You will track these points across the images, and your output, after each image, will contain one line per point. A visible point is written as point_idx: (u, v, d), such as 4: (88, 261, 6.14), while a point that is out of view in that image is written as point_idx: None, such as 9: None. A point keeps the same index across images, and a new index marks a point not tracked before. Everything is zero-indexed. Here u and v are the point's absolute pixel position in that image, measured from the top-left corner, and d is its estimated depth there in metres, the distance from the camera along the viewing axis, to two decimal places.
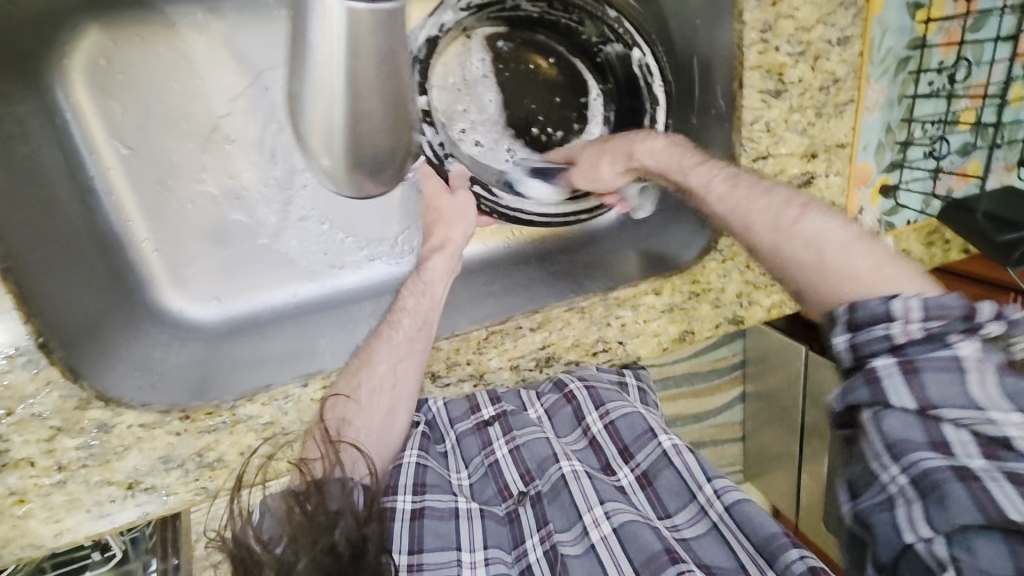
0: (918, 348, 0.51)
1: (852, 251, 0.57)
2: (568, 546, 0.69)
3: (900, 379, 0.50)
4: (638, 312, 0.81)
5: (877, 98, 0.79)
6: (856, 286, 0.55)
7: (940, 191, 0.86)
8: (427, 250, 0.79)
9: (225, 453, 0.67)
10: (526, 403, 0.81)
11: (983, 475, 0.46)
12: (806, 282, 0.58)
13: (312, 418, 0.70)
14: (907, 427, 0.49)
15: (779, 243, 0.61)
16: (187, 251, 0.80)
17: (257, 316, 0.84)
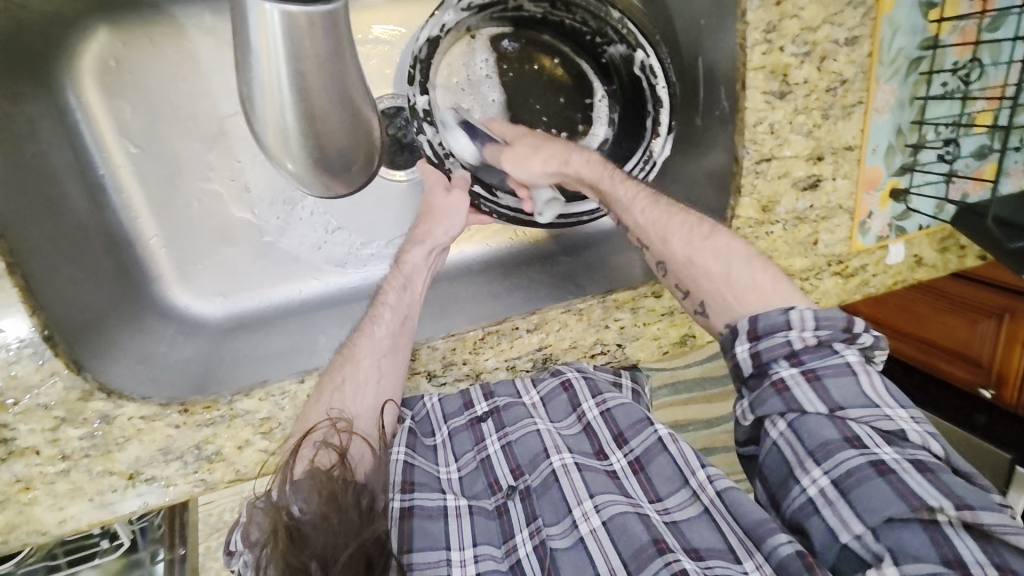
0: (812, 355, 0.59)
1: (755, 267, 0.65)
2: (556, 540, 0.67)
3: (803, 389, 0.58)
4: (637, 315, 0.81)
5: (888, 99, 0.77)
6: (753, 295, 0.63)
7: (954, 196, 0.83)
8: (407, 244, 0.79)
9: (223, 447, 0.68)
10: (522, 391, 0.80)
11: (895, 465, 0.53)
12: (711, 294, 0.66)
13: (300, 417, 0.69)
14: (822, 428, 0.57)
15: (693, 252, 0.67)
16: (193, 249, 0.82)
17: (261, 311, 0.85)
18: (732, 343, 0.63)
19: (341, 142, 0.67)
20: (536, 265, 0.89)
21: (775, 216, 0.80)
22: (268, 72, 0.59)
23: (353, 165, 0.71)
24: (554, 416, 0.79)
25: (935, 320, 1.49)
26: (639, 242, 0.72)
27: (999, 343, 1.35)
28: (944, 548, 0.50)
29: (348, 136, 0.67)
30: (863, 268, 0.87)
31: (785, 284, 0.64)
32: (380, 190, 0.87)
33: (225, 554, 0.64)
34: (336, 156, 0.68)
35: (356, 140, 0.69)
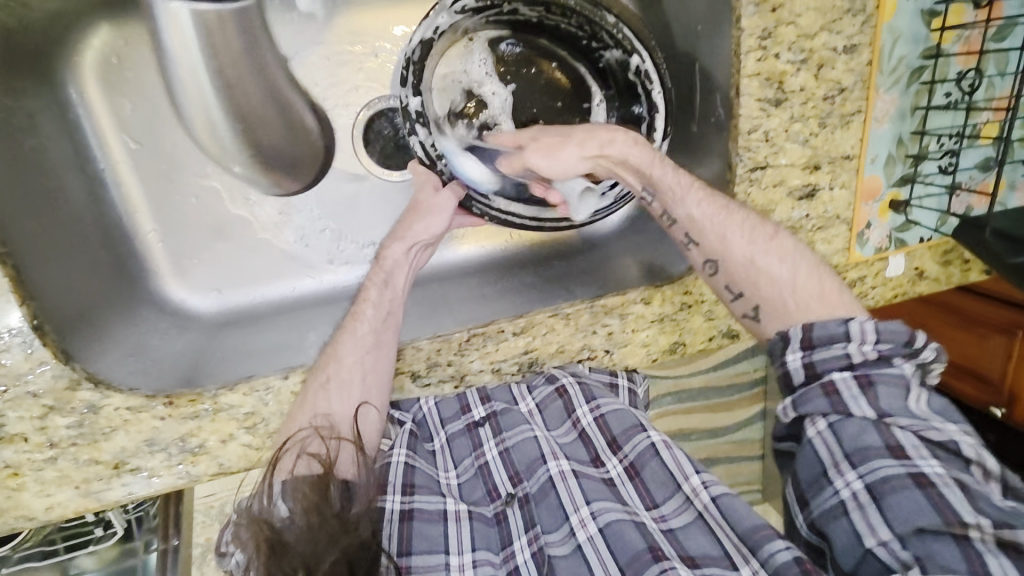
0: (870, 366, 0.59)
1: (817, 274, 0.66)
2: (554, 547, 0.69)
3: (853, 398, 0.58)
4: (626, 322, 0.80)
5: (887, 109, 0.75)
6: (808, 300, 0.64)
7: (957, 209, 0.81)
8: (388, 239, 0.80)
9: (207, 440, 0.69)
10: (518, 397, 0.81)
11: (936, 480, 0.54)
12: (763, 296, 0.66)
13: (287, 417, 0.70)
14: (863, 434, 0.57)
15: (754, 257, 0.67)
16: (190, 243, 0.83)
17: (255, 307, 0.86)
18: (781, 353, 0.62)
19: (281, 139, 0.72)
20: (530, 269, 0.89)
21: (770, 225, 0.78)
22: (187, 70, 0.63)
23: (298, 166, 0.76)
24: (550, 420, 0.79)
25: (946, 336, 1.46)
26: (686, 235, 0.70)
27: (1010, 359, 1.31)
28: (973, 562, 0.50)
29: (285, 134, 0.72)
30: (862, 279, 0.85)
31: (834, 293, 0.65)
32: (376, 190, 0.88)
33: (217, 554, 0.67)
34: (280, 150, 0.72)
35: (293, 141, 0.73)
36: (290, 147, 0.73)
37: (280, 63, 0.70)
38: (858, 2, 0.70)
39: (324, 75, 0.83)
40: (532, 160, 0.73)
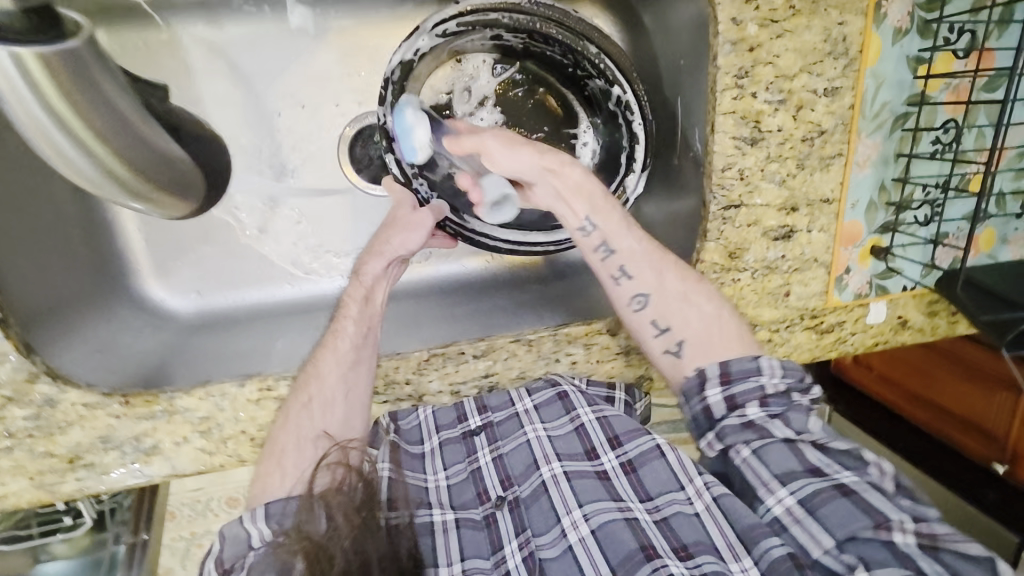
0: (778, 400, 0.65)
1: (730, 314, 0.70)
2: (545, 550, 0.69)
3: (769, 425, 0.64)
4: (590, 352, 0.79)
5: (869, 154, 0.74)
6: (721, 344, 0.68)
7: (941, 260, 0.79)
8: (367, 255, 0.77)
9: (161, 441, 0.70)
10: (515, 399, 0.80)
11: (855, 487, 0.59)
12: (692, 335, 0.69)
13: (270, 435, 0.69)
14: (787, 460, 0.62)
15: (682, 293, 0.70)
16: (173, 246, 0.85)
17: (232, 312, 0.87)
18: (702, 389, 0.66)
19: (166, 169, 0.68)
20: (505, 290, 0.90)
21: (743, 263, 0.78)
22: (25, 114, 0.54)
23: (181, 187, 0.72)
24: (546, 420, 0.78)
25: (947, 385, 1.41)
26: (620, 269, 0.71)
27: (1014, 416, 1.26)
28: (905, 561, 0.54)
29: (159, 163, 0.67)
30: (840, 324, 0.83)
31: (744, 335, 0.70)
32: (356, 203, 0.89)
33: None
34: (169, 175, 0.69)
35: (166, 164, 0.68)
36: (161, 165, 0.67)
37: (120, 90, 0.61)
38: (842, 45, 0.69)
39: (313, 89, 0.84)
40: (490, 149, 0.67)
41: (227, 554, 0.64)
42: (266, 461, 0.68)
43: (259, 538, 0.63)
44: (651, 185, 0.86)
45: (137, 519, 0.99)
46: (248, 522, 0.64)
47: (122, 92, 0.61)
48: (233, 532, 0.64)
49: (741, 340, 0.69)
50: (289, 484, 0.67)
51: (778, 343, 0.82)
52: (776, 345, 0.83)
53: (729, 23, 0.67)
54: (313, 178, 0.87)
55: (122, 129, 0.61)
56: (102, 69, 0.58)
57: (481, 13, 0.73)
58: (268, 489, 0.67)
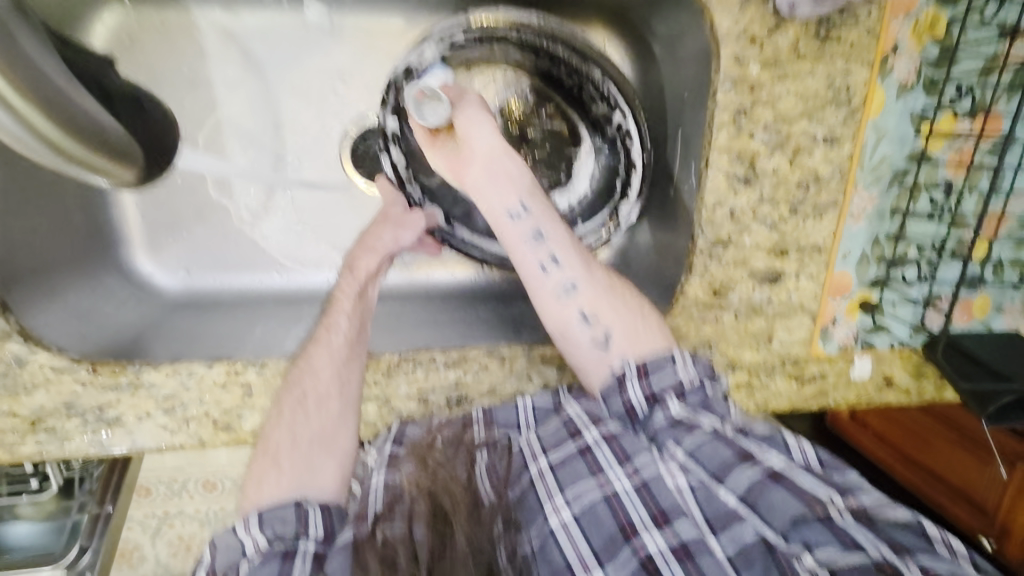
0: (694, 392, 0.66)
1: (650, 318, 0.71)
2: (529, 543, 0.64)
3: (694, 418, 0.65)
4: (563, 373, 0.79)
5: (864, 206, 0.73)
6: (645, 336, 0.69)
7: (931, 323, 0.78)
8: (357, 249, 0.77)
9: (123, 414, 0.71)
10: (523, 424, 0.74)
11: (783, 470, 0.58)
12: (617, 325, 0.69)
13: (262, 434, 0.65)
14: (716, 451, 0.61)
15: (604, 292, 0.70)
16: (168, 223, 0.87)
17: (217, 294, 0.88)
18: (621, 387, 0.68)
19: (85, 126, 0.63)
20: (491, 302, 0.89)
21: (726, 302, 0.77)
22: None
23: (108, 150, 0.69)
24: (541, 427, 0.73)
25: (941, 450, 1.36)
26: (550, 257, 0.70)
27: (1005, 493, 1.23)
28: (843, 536, 0.52)
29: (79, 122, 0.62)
30: (823, 375, 0.81)
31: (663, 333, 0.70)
32: (352, 200, 0.90)
33: None
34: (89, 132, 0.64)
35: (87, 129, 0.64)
36: (89, 129, 0.64)
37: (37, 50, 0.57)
38: (845, 94, 0.69)
39: (322, 84, 0.85)
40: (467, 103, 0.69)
41: (218, 566, 0.56)
42: (258, 460, 0.63)
43: (252, 547, 0.56)
44: (646, 213, 0.86)
45: (104, 490, 0.99)
46: (240, 531, 0.57)
47: (45, 60, 0.58)
48: (224, 543, 0.57)
49: (655, 335, 0.69)
50: (283, 483, 0.61)
51: (756, 388, 0.81)
52: (755, 390, 0.81)
53: (731, 61, 0.67)
54: (312, 172, 0.88)
55: (50, 92, 0.56)
56: (27, 38, 0.55)
57: (489, 29, 0.78)
58: (262, 490, 0.61)
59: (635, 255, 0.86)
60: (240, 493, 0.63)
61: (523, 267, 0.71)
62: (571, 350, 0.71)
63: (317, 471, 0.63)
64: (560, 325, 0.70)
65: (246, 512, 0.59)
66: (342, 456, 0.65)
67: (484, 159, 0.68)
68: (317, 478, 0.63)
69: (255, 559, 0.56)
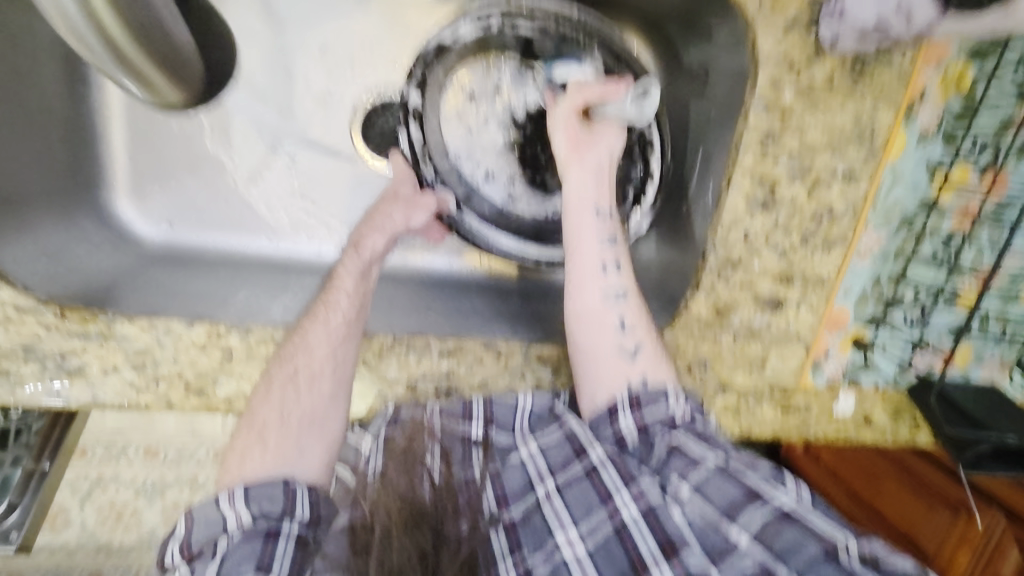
0: (690, 435, 0.65)
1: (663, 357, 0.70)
2: (539, 569, 0.62)
3: (699, 450, 0.64)
4: (558, 375, 0.76)
5: (872, 246, 0.74)
6: (658, 366, 0.69)
7: (918, 365, 0.79)
8: (364, 228, 0.74)
9: (88, 365, 0.65)
10: (521, 437, 0.72)
11: (794, 509, 0.59)
12: (652, 348, 0.69)
13: (248, 407, 0.63)
14: (724, 490, 0.61)
15: (641, 316, 0.70)
16: (158, 168, 0.82)
17: (198, 250, 0.85)
18: (612, 418, 0.68)
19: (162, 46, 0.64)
20: (487, 297, 0.87)
21: (727, 323, 0.77)
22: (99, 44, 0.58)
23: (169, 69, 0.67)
24: (540, 436, 0.72)
25: (893, 493, 1.38)
26: (615, 260, 0.70)
27: (949, 535, 1.26)
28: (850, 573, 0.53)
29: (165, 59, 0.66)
30: (808, 408, 0.82)
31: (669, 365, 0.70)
32: (356, 173, 0.86)
33: (162, 568, 0.57)
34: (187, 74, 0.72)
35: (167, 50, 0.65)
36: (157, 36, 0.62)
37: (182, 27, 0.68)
38: (869, 133, 0.70)
39: (344, 49, 0.82)
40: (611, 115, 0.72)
41: (195, 540, 0.55)
42: (244, 435, 0.61)
43: (236, 523, 0.55)
44: (654, 227, 0.86)
45: (42, 448, 0.93)
46: (222, 504, 0.56)
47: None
48: (203, 516, 0.55)
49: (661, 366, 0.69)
50: (269, 460, 0.59)
51: (744, 412, 0.81)
52: (742, 414, 0.82)
53: (766, 84, 0.67)
54: (318, 134, 0.84)
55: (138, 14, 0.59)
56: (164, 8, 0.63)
57: (526, 15, 0.79)
58: (245, 465, 0.59)
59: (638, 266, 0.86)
60: (219, 467, 0.61)
61: (579, 258, 0.70)
62: (600, 358, 0.69)
63: (304, 452, 0.60)
64: (598, 325, 0.69)
65: (227, 487, 0.58)
66: (329, 437, 0.63)
67: (603, 158, 0.71)
68: (303, 458, 0.60)
69: (235, 535, 0.54)
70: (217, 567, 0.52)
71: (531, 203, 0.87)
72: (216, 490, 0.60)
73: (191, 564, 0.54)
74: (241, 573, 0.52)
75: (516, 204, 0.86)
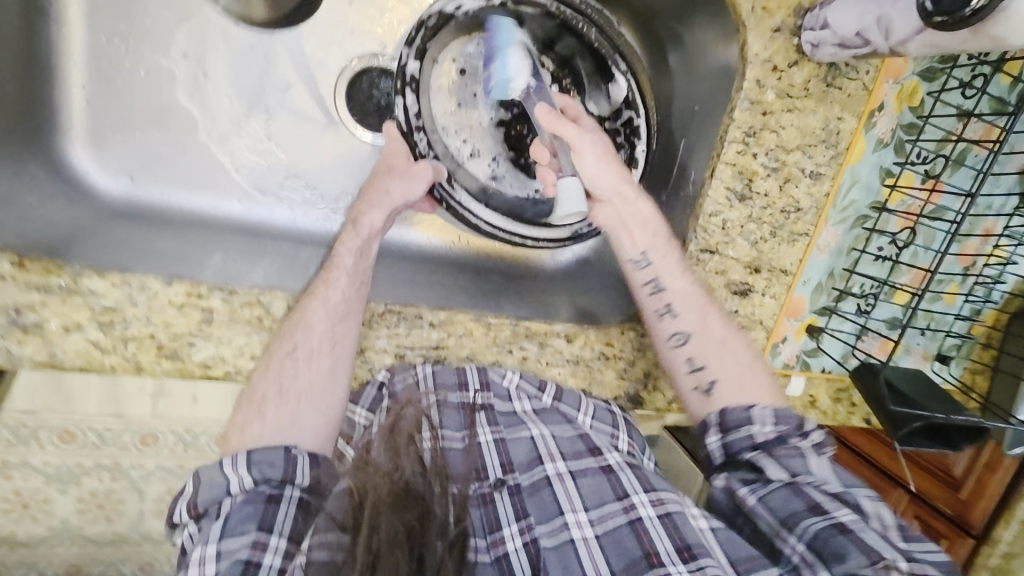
0: (774, 446, 0.64)
1: (754, 371, 0.71)
2: (545, 539, 0.64)
3: (771, 461, 0.63)
4: (544, 351, 0.77)
5: (829, 241, 0.82)
6: (748, 388, 0.69)
7: (859, 351, 0.87)
8: (362, 205, 0.72)
9: (46, 321, 0.59)
10: (528, 419, 0.74)
11: (853, 526, 0.57)
12: (726, 376, 0.70)
13: (248, 383, 0.61)
14: (787, 500, 0.61)
15: (722, 339, 0.72)
16: (121, 118, 0.77)
17: (160, 211, 0.79)
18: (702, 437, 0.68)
19: None
20: (466, 275, 0.88)
21: None
22: None
23: None
24: (550, 425, 0.74)
25: None
26: (667, 306, 0.73)
27: None
28: None
29: None
30: None
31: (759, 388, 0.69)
32: (341, 141, 0.84)
33: (170, 523, 0.57)
34: None
35: None
36: None
37: None
38: (835, 137, 0.77)
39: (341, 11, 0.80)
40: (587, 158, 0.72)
41: (200, 500, 0.53)
42: (244, 409, 0.59)
43: (238, 486, 0.53)
44: None
45: None
46: (226, 467, 0.54)
47: None
48: (206, 477, 0.54)
49: (748, 385, 0.69)
50: (268, 432, 0.57)
51: None
52: None
53: (753, 83, 0.73)
54: (301, 100, 0.81)
55: None
56: None
57: None
58: (245, 436, 0.57)
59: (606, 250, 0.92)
60: (224, 437, 0.60)
61: (642, 303, 0.76)
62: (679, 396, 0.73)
63: (303, 425, 0.59)
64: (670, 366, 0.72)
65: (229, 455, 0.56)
66: (327, 411, 0.61)
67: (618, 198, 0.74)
68: (303, 432, 0.58)
69: (238, 497, 0.53)
70: (221, 527, 0.52)
71: (511, 181, 0.88)
72: (222, 454, 0.58)
73: (198, 522, 0.54)
74: (246, 531, 0.52)
75: (499, 185, 0.87)
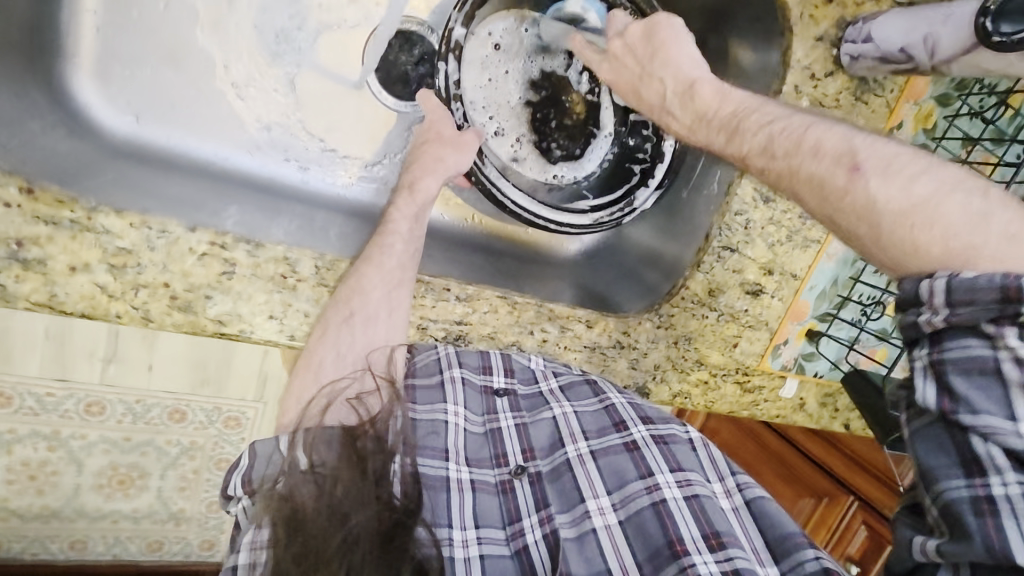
0: (961, 353, 0.40)
1: (944, 229, 0.42)
2: (565, 528, 0.60)
3: (945, 387, 0.40)
4: (563, 335, 0.78)
5: (838, 249, 0.84)
6: (913, 253, 0.43)
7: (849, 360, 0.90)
8: (417, 170, 0.72)
9: (52, 258, 0.54)
10: (551, 398, 0.70)
11: (1003, 506, 0.38)
12: (876, 257, 0.46)
13: (304, 349, 0.62)
14: (937, 446, 0.41)
15: (830, 215, 0.49)
16: (134, 51, 0.71)
17: (168, 158, 0.73)
18: None
19: None
20: (481, 255, 0.87)
21: (715, 303, 0.84)
22: None
23: None
24: (573, 401, 0.71)
25: (765, 482, 1.44)
26: None
27: (810, 519, 1.36)
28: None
29: None
30: (761, 388, 0.90)
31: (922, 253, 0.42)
32: (365, 106, 0.81)
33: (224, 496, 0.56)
34: None
35: None
36: None
37: None
38: None
39: None
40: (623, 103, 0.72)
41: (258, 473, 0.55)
42: (302, 374, 0.61)
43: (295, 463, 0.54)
44: (650, 212, 0.90)
45: None
46: (285, 447, 0.55)
47: None
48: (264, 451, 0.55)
49: (917, 253, 0.43)
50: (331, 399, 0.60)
51: (711, 388, 0.87)
52: (709, 390, 0.87)
53: (792, 88, 0.75)
54: (331, 57, 0.77)
55: None
56: None
57: None
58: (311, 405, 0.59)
59: (621, 245, 0.93)
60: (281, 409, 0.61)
61: None
62: None
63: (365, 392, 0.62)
64: None
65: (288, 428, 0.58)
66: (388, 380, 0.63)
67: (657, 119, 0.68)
68: None
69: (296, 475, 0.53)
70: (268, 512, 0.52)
71: (532, 163, 0.86)
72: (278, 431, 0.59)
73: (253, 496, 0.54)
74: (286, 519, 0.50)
75: (519, 166, 0.86)
